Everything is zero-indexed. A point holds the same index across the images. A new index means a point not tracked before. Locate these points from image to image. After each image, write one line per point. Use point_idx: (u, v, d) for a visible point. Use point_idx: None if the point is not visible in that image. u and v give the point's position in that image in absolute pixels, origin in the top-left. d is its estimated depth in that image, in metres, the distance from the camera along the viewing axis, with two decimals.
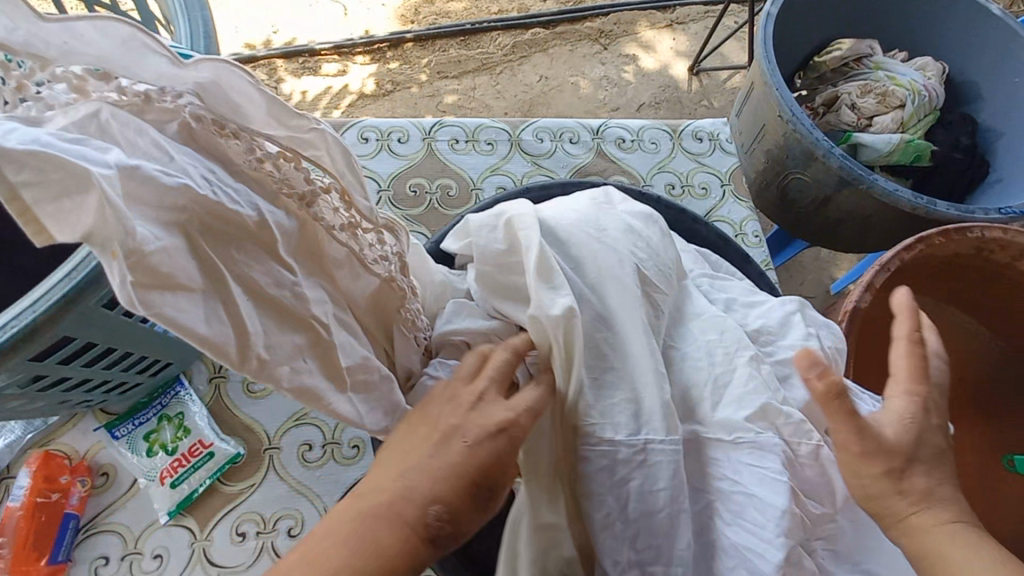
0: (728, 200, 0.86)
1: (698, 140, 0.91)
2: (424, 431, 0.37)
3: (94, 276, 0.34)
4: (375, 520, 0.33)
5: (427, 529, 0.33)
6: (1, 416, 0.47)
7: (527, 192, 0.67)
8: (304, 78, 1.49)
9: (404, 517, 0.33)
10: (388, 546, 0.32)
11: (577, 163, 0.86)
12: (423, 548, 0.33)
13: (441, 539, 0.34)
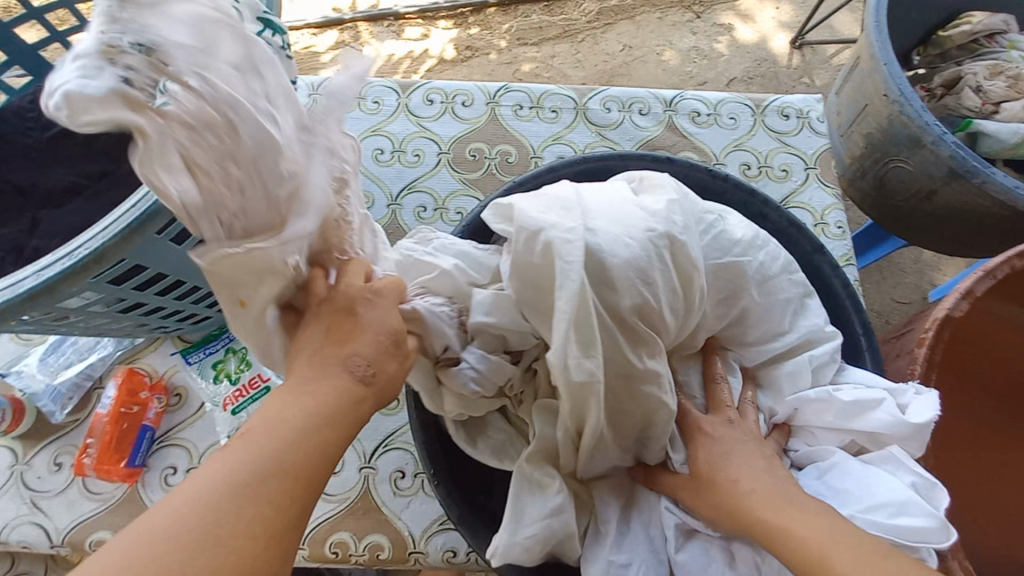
0: (812, 185, 0.79)
1: (784, 118, 0.83)
2: (329, 324, 0.41)
3: (156, 210, 0.37)
4: (313, 401, 0.37)
5: (362, 382, 0.39)
6: (91, 330, 0.53)
7: (585, 162, 0.65)
8: (387, 41, 1.51)
9: (337, 394, 0.38)
10: (331, 406, 0.37)
11: (644, 136, 0.82)
12: (364, 399, 0.39)
13: (376, 388, 0.40)
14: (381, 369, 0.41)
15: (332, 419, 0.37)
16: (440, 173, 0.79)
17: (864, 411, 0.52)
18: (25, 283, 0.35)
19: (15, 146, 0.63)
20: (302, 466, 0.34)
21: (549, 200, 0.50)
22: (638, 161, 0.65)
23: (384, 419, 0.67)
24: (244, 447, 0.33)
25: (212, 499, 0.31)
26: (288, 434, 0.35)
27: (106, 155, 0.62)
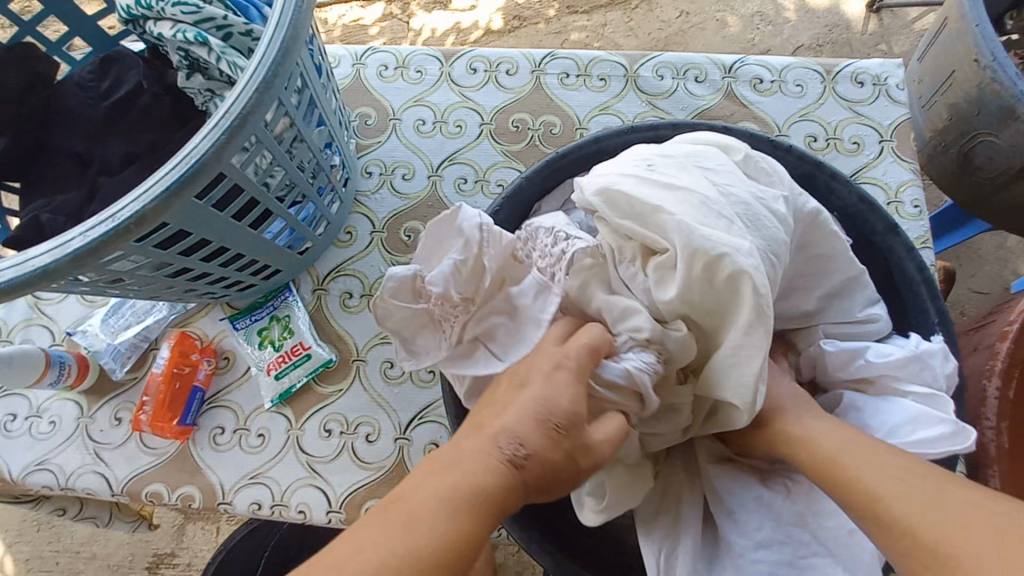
0: (886, 159, 0.72)
1: (857, 85, 0.76)
2: (495, 402, 0.45)
3: (196, 172, 0.37)
4: (462, 480, 0.38)
5: (515, 467, 0.40)
6: (143, 292, 0.55)
7: (632, 132, 0.61)
8: (434, 13, 1.48)
9: (483, 478, 0.39)
10: (481, 485, 0.39)
11: (699, 105, 0.77)
12: (514, 482, 0.40)
13: (526, 471, 0.40)
14: (531, 449, 0.41)
15: (475, 504, 0.38)
16: (481, 144, 0.77)
17: (855, 359, 0.56)
18: (73, 243, 0.36)
19: (77, 115, 0.66)
20: (447, 554, 0.35)
21: (696, 201, 0.47)
22: (691, 129, 0.60)
23: (421, 391, 0.67)
24: (393, 517, 0.36)
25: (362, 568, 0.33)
26: (432, 514, 0.36)
27: (158, 124, 0.64)
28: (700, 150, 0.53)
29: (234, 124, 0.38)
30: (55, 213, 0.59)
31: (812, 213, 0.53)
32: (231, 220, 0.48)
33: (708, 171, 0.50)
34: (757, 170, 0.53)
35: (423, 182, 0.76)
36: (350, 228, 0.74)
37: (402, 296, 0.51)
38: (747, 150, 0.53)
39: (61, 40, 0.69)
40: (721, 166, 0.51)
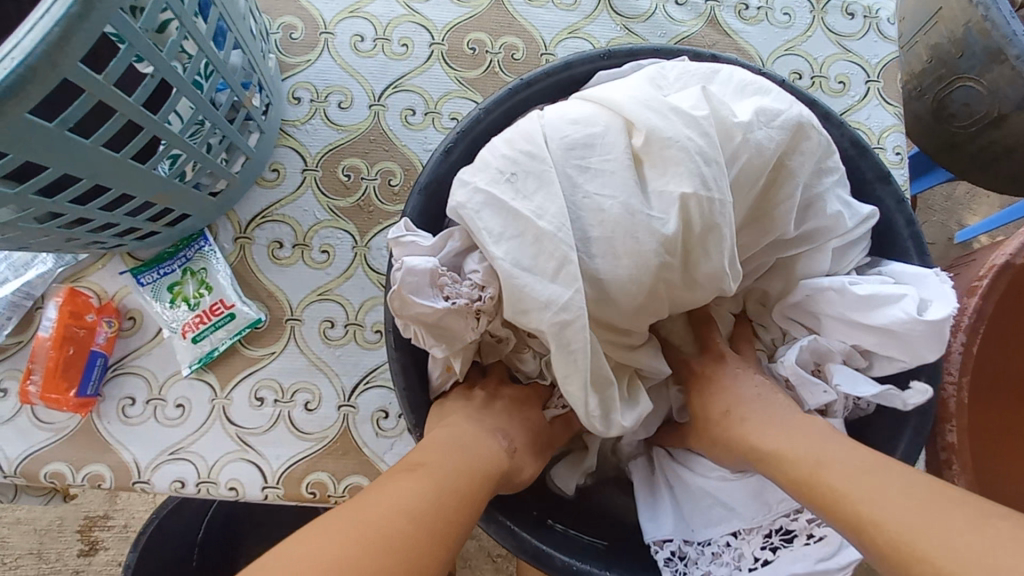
0: (871, 102, 0.67)
1: (848, 17, 0.69)
2: (472, 396, 0.49)
3: (24, 77, 0.29)
4: (469, 453, 0.43)
5: (506, 447, 0.46)
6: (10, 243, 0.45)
7: (609, 57, 0.53)
8: None
9: (483, 457, 0.43)
10: (486, 456, 0.44)
11: (679, 32, 0.68)
12: (506, 458, 0.45)
13: (515, 455, 0.46)
14: (515, 440, 0.47)
15: (482, 474, 0.42)
16: (432, 68, 0.66)
17: (869, 310, 0.48)
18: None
19: None
20: (468, 499, 0.40)
21: (529, 236, 0.42)
22: (674, 56, 0.53)
23: (366, 353, 0.60)
24: (415, 473, 0.39)
25: (397, 519, 0.36)
26: (454, 475, 0.40)
27: None
28: (593, 132, 0.44)
29: (73, 8, 0.30)
30: None
31: (808, 160, 0.47)
32: (103, 152, 0.38)
33: (582, 168, 0.44)
34: (658, 158, 0.43)
35: (364, 113, 0.65)
36: (277, 164, 0.63)
37: (426, 294, 0.43)
38: (648, 125, 0.43)
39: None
40: (606, 160, 0.43)
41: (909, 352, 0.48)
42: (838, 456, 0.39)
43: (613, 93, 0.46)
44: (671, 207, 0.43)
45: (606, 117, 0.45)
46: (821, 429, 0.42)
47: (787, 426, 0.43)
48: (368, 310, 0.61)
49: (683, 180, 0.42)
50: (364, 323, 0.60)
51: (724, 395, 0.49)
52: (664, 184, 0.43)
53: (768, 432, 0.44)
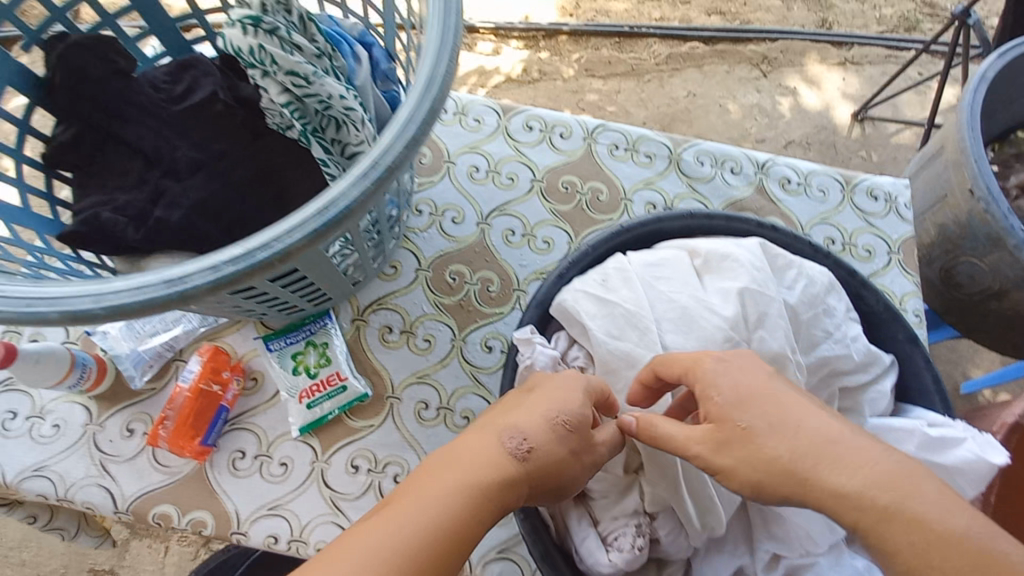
0: (893, 269, 0.81)
1: (872, 199, 0.85)
2: (514, 399, 0.49)
3: (340, 220, 0.37)
4: (487, 475, 0.42)
5: (520, 452, 0.43)
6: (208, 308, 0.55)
7: (690, 216, 0.66)
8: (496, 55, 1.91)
9: (500, 476, 0.42)
10: (494, 465, 0.42)
11: (734, 195, 0.83)
12: (517, 466, 0.43)
13: (528, 460, 0.43)
14: (535, 444, 0.44)
15: (496, 498, 0.41)
16: (531, 200, 0.80)
17: (940, 451, 0.57)
18: (196, 282, 0.34)
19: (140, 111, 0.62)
20: (461, 519, 0.39)
21: (618, 315, 0.54)
22: (742, 224, 0.65)
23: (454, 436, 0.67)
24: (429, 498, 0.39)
25: (381, 538, 0.36)
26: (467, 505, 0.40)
27: (223, 136, 0.63)
28: (665, 257, 0.57)
29: (382, 175, 0.38)
30: (117, 214, 0.58)
31: (842, 304, 0.60)
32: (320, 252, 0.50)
33: (658, 278, 0.56)
34: (717, 268, 0.55)
35: (472, 228, 0.78)
36: (396, 262, 0.75)
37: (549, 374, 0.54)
38: (708, 249, 0.56)
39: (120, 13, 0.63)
40: (676, 274, 0.56)
41: (958, 488, 0.57)
42: (895, 490, 0.38)
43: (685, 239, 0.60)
44: (730, 297, 0.53)
45: (676, 248, 0.58)
46: (859, 445, 0.41)
47: (835, 446, 0.41)
48: (459, 397, 0.69)
49: (738, 279, 0.53)
50: (454, 408, 0.69)
51: (745, 399, 0.44)
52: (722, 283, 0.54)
53: (817, 455, 0.41)
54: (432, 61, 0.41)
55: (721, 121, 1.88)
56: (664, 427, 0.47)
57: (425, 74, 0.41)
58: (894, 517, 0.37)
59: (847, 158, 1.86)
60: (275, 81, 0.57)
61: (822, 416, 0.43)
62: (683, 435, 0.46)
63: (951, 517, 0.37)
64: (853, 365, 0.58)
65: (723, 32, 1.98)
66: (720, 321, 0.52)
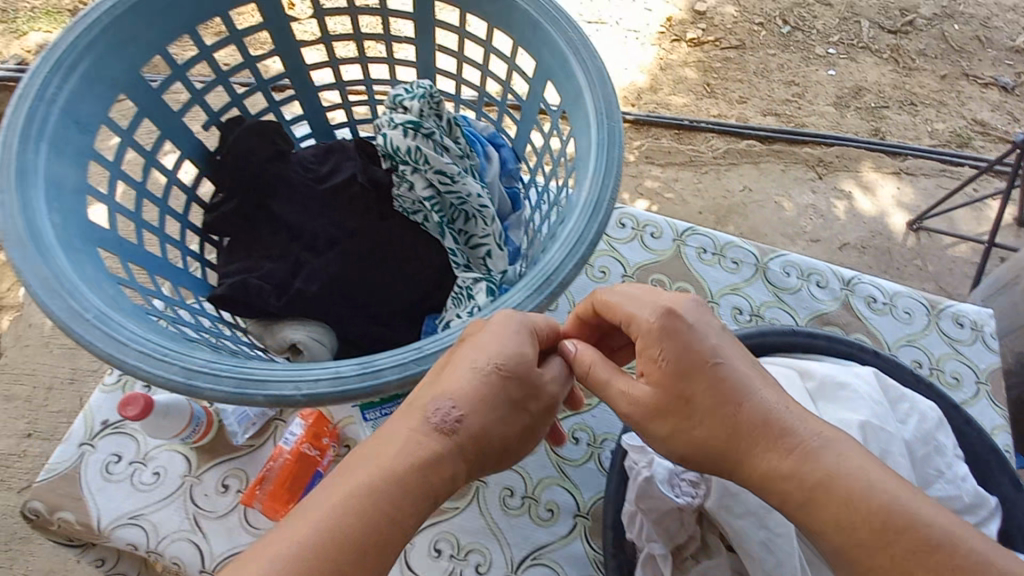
0: (982, 400, 0.80)
1: (958, 325, 0.85)
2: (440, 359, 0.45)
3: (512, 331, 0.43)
4: (414, 450, 0.40)
5: (445, 426, 0.41)
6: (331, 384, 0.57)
7: (794, 334, 0.67)
8: None
9: (428, 448, 0.40)
10: (420, 446, 0.40)
11: (820, 309, 0.85)
12: (445, 442, 0.41)
13: (456, 434, 0.41)
14: (464, 414, 0.41)
15: (427, 474, 0.39)
16: None
17: None
18: (388, 377, 0.40)
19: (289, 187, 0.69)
20: (383, 509, 0.36)
21: None
22: (843, 347, 0.67)
23: (538, 530, 0.67)
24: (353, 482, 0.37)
25: (305, 546, 0.34)
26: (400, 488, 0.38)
27: (356, 215, 0.69)
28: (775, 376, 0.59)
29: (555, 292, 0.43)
30: (262, 281, 0.64)
31: (951, 441, 0.59)
32: None
33: None
34: (833, 396, 0.55)
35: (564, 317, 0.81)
36: None
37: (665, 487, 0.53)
38: (822, 374, 0.57)
39: (284, 101, 0.69)
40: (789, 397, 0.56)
41: None
42: (822, 466, 0.40)
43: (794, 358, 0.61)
44: (850, 430, 0.52)
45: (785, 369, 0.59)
46: (788, 417, 0.42)
47: (769, 421, 0.42)
48: (544, 488, 0.69)
49: (859, 412, 0.53)
50: (539, 499, 0.68)
51: (684, 367, 0.43)
52: (839, 413, 0.54)
53: (748, 430, 0.42)
54: (594, 190, 0.46)
55: (775, 217, 1.93)
56: (632, 386, 0.46)
57: (588, 202, 0.45)
58: (819, 491, 0.40)
59: (902, 265, 1.87)
60: (421, 177, 0.63)
61: (763, 389, 0.43)
62: (633, 400, 0.45)
63: (877, 488, 0.39)
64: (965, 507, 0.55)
65: (778, 133, 2.07)
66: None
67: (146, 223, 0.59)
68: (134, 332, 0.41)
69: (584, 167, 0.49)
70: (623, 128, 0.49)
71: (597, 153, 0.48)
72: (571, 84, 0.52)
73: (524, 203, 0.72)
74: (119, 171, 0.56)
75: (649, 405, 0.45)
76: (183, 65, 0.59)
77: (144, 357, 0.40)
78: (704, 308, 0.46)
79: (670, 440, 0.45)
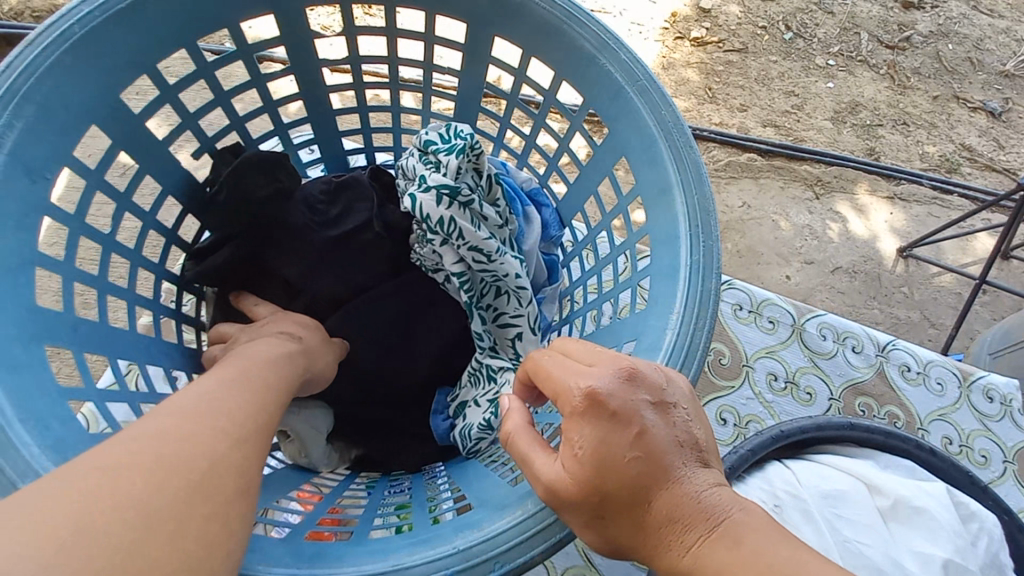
0: (1010, 480, 0.77)
1: (988, 399, 0.82)
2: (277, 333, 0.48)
3: None
4: (254, 364, 0.41)
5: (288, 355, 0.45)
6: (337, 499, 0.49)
7: (851, 428, 0.61)
8: None
9: (278, 360, 0.43)
10: (258, 365, 0.41)
11: (855, 377, 0.80)
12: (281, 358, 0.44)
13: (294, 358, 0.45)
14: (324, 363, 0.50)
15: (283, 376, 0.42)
16: None
17: None
18: None
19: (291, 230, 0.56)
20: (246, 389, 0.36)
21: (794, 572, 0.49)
22: (904, 444, 0.61)
23: None
24: (194, 409, 0.32)
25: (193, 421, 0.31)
26: (251, 401, 0.35)
27: (369, 270, 0.58)
28: (842, 488, 0.54)
29: None
30: None
31: (1011, 561, 0.54)
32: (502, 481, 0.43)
33: (840, 518, 0.51)
34: (909, 521, 0.51)
35: None
36: None
37: None
38: (896, 493, 0.52)
39: (294, 124, 0.59)
40: (860, 517, 0.51)
41: None
42: (718, 556, 0.29)
43: (859, 467, 0.56)
44: (932, 566, 0.48)
45: (850, 478, 0.55)
46: (704, 497, 0.30)
47: (676, 515, 0.30)
48: None
49: (939, 546, 0.49)
50: None
51: (601, 456, 0.30)
52: (915, 542, 0.50)
53: (650, 520, 0.30)
54: (684, 328, 0.39)
55: (772, 237, 1.84)
56: (542, 470, 0.32)
57: (676, 344, 0.38)
58: None
59: (890, 292, 1.82)
60: (452, 250, 0.53)
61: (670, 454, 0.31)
62: (550, 489, 0.31)
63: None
64: None
65: (778, 147, 1.94)
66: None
67: (112, 285, 0.44)
68: None
69: (671, 289, 0.41)
70: (721, 247, 0.41)
71: (688, 279, 0.40)
72: (658, 178, 0.45)
73: (562, 272, 0.63)
74: (81, 223, 0.42)
75: (558, 498, 0.31)
76: (175, 85, 0.48)
77: None
78: (627, 367, 0.32)
79: (579, 535, 0.32)
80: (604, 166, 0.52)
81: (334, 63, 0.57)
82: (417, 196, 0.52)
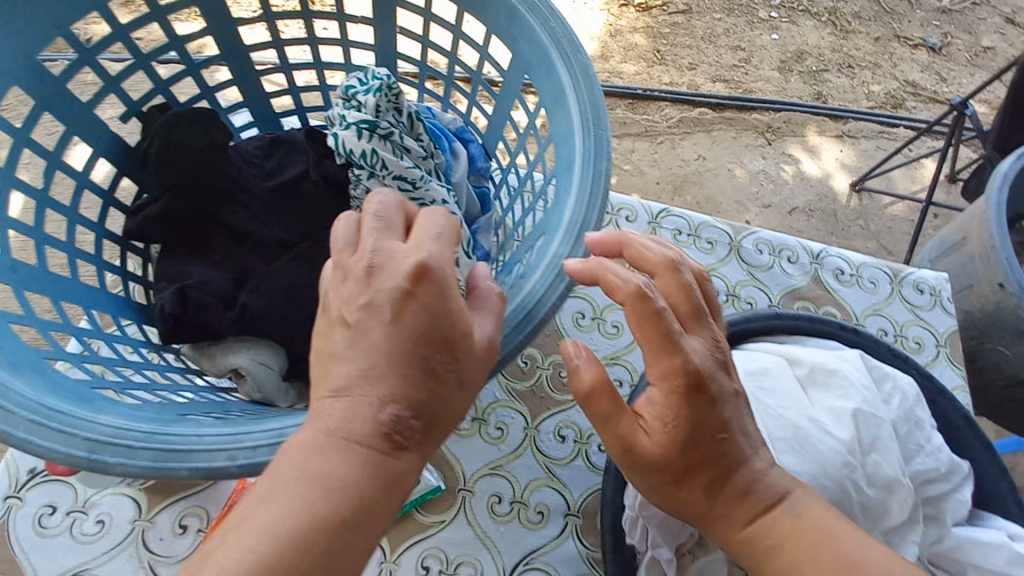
0: (943, 362, 0.82)
1: (918, 292, 0.87)
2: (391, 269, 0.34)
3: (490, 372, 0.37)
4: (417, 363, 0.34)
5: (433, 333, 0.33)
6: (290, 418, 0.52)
7: (776, 317, 0.66)
8: None
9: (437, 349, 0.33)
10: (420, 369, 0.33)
11: (792, 284, 0.85)
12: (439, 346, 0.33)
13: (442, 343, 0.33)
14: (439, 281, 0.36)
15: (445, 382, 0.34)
16: None
17: None
18: None
19: (230, 180, 0.58)
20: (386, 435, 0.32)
21: None
22: (826, 326, 0.66)
23: (528, 534, 0.64)
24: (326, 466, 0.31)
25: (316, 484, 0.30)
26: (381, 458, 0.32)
27: (310, 215, 0.60)
28: (765, 364, 0.58)
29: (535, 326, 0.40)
30: (202, 291, 0.54)
31: (927, 414, 0.59)
32: None
33: (763, 389, 0.56)
34: (824, 383, 0.56)
35: None
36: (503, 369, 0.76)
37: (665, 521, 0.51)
38: (810, 362, 0.57)
39: (221, 86, 0.62)
40: (780, 386, 0.56)
41: None
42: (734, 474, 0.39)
43: (781, 346, 0.60)
44: (844, 419, 0.52)
45: (772, 356, 0.59)
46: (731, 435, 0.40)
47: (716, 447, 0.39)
48: (532, 490, 0.66)
49: (850, 400, 0.54)
50: (528, 502, 0.66)
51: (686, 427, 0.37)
52: (829, 400, 0.54)
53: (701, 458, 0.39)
54: (579, 206, 0.42)
55: (729, 186, 1.89)
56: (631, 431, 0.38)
57: (573, 219, 0.42)
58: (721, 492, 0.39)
59: (847, 227, 1.88)
60: (380, 183, 0.57)
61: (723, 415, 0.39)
62: (489, 343, 0.35)
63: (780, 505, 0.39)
64: (938, 473, 0.56)
65: (728, 99, 1.99)
66: (838, 444, 0.50)
67: (49, 237, 0.47)
68: (25, 393, 0.32)
69: (569, 176, 0.45)
70: (611, 135, 0.45)
71: (581, 163, 0.44)
72: (553, 83, 0.48)
73: (494, 203, 0.66)
74: (12, 177, 0.44)
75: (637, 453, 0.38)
76: (92, 48, 0.51)
77: (40, 427, 0.31)
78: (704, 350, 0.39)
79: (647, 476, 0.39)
80: (512, 87, 0.55)
81: (249, 22, 0.60)
82: (340, 136, 0.56)
